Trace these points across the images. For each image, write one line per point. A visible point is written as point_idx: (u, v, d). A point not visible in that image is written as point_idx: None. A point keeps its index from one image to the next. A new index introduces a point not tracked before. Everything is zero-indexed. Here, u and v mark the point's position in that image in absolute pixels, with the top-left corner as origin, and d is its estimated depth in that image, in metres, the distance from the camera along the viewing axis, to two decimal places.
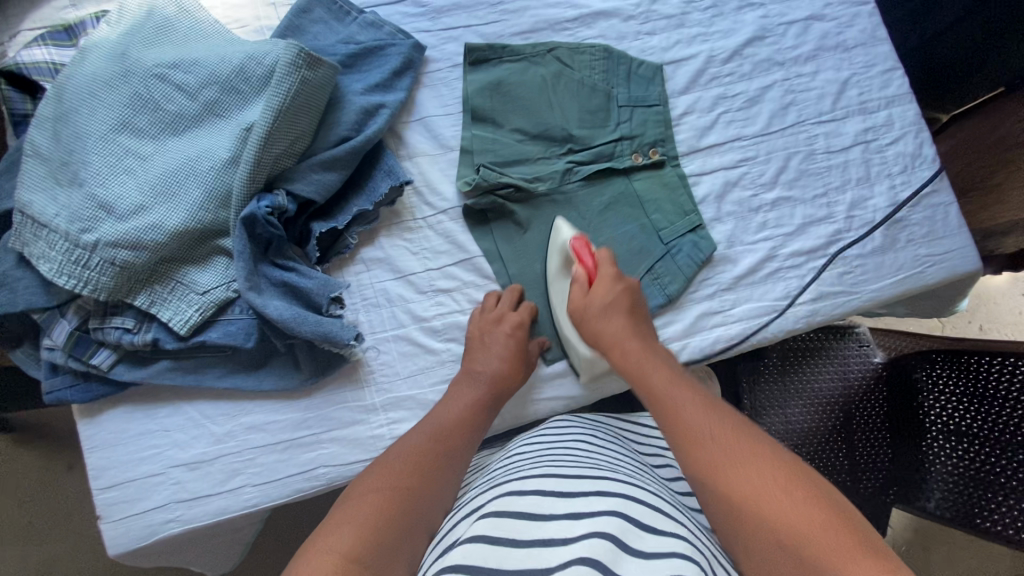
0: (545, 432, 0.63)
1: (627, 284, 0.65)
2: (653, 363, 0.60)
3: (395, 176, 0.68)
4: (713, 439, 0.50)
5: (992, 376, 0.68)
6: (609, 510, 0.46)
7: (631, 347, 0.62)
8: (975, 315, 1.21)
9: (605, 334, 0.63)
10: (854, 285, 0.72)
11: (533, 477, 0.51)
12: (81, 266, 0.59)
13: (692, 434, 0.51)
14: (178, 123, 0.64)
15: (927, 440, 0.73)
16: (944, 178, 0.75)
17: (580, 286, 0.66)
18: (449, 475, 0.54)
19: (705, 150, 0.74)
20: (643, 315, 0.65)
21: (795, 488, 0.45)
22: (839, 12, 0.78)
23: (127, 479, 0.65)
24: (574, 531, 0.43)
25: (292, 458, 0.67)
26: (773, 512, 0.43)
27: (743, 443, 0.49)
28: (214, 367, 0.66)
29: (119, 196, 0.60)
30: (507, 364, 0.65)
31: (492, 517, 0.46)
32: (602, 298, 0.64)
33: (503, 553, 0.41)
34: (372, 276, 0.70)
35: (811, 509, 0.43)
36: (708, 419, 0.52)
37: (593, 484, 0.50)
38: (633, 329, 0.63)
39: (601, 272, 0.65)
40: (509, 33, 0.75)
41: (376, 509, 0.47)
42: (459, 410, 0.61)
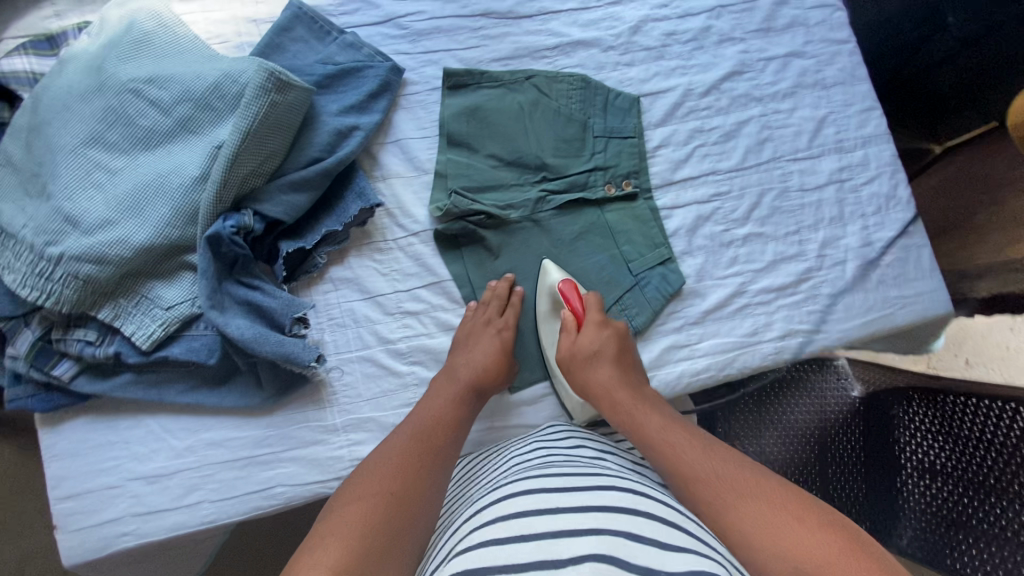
0: (541, 437, 0.63)
1: (615, 329, 0.66)
2: (645, 414, 0.60)
3: (366, 198, 0.69)
4: (722, 490, 0.50)
5: (967, 418, 0.68)
6: (607, 505, 0.47)
7: (623, 399, 0.61)
8: (962, 350, 1.19)
9: (598, 384, 0.62)
10: (822, 325, 0.72)
11: (533, 478, 0.51)
12: (44, 279, 0.59)
13: (700, 480, 0.52)
14: (150, 138, 0.64)
15: (901, 477, 0.72)
16: (918, 220, 0.75)
17: (569, 332, 0.67)
18: (436, 473, 0.55)
19: (679, 183, 0.74)
20: (632, 356, 0.66)
21: (806, 516, 0.47)
22: (819, 50, 0.78)
23: (85, 490, 0.65)
24: (580, 524, 0.43)
25: (250, 476, 0.67)
26: (793, 541, 0.45)
27: (752, 489, 0.50)
28: (177, 382, 0.66)
29: (86, 210, 0.61)
30: (498, 359, 0.66)
31: (498, 521, 0.45)
32: (590, 346, 0.64)
33: (511, 550, 0.41)
34: (339, 296, 0.70)
35: (832, 544, 0.44)
36: (715, 467, 0.53)
37: (591, 482, 0.50)
38: (622, 377, 0.63)
39: (590, 317, 0.66)
40: (488, 59, 0.76)
41: (362, 518, 0.48)
42: (450, 407, 0.62)
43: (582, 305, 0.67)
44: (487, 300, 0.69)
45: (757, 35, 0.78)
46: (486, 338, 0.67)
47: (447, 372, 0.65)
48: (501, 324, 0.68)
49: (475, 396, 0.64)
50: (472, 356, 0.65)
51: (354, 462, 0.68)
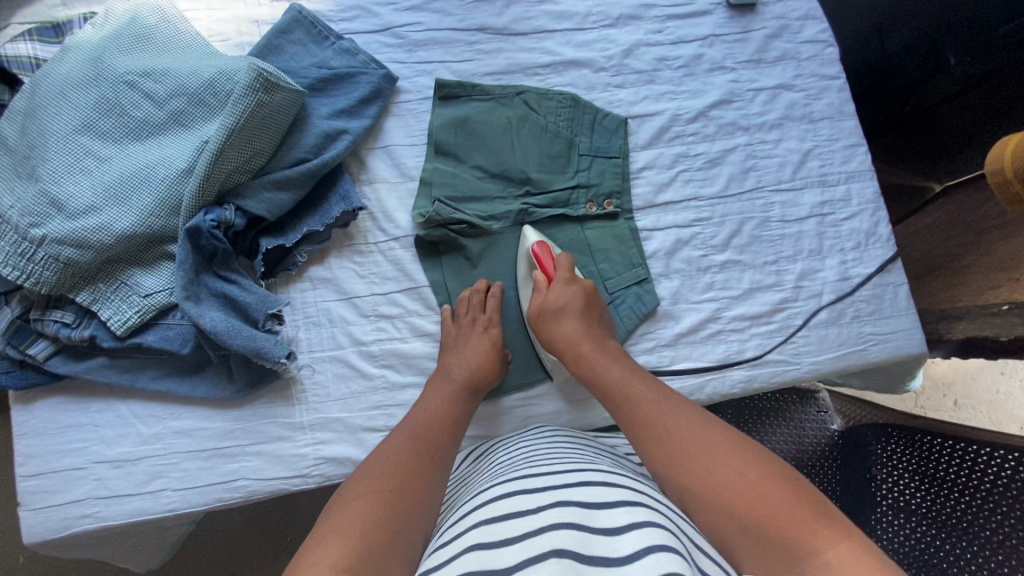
0: (526, 438, 0.63)
1: (581, 286, 0.67)
2: (606, 365, 0.62)
3: (349, 201, 0.70)
4: (675, 436, 0.51)
5: (944, 457, 0.68)
6: (595, 501, 0.46)
7: (586, 352, 0.63)
8: (951, 391, 1.18)
9: (562, 338, 0.64)
10: (794, 355, 0.72)
11: (515, 479, 0.51)
12: (26, 259, 0.61)
13: (654, 430, 0.53)
14: (141, 129, 0.66)
15: (875, 514, 0.70)
16: (897, 258, 0.75)
17: (539, 290, 0.68)
18: (437, 469, 0.54)
19: (661, 206, 0.75)
20: (600, 312, 0.67)
21: (751, 470, 0.47)
22: (808, 84, 0.79)
23: (50, 469, 0.65)
24: (561, 518, 0.43)
25: (214, 467, 0.67)
26: (736, 496, 0.45)
27: (700, 432, 0.51)
28: (150, 369, 0.67)
29: (72, 194, 0.62)
30: (491, 356, 0.66)
31: (481, 526, 0.44)
32: (556, 301, 0.65)
33: (496, 553, 0.40)
34: (316, 295, 0.71)
35: (767, 484, 0.45)
36: (670, 420, 0.53)
37: (577, 478, 0.50)
38: (587, 331, 0.65)
39: (558, 274, 0.67)
40: (481, 72, 0.77)
41: (364, 514, 0.46)
42: (445, 405, 0.62)
43: (553, 266, 0.68)
44: (465, 301, 0.70)
45: (748, 66, 0.79)
46: (479, 335, 0.67)
47: (442, 374, 0.65)
48: (488, 322, 0.69)
49: (470, 393, 0.64)
50: (461, 355, 0.66)
51: (318, 461, 0.68)
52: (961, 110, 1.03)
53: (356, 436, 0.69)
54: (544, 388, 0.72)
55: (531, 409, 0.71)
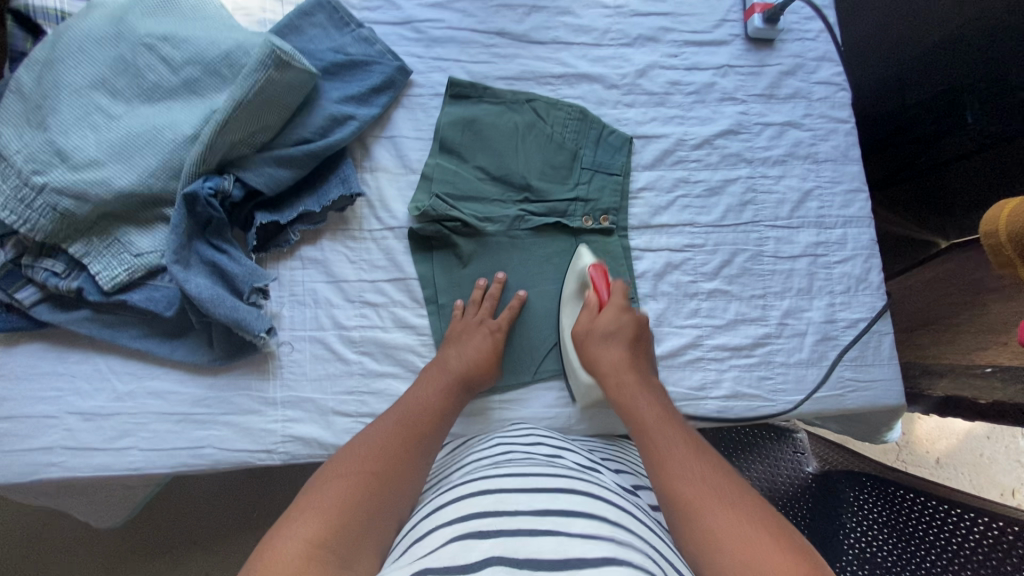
0: (505, 436, 0.63)
1: (635, 317, 0.66)
2: (647, 397, 0.60)
3: (348, 185, 0.71)
4: (698, 480, 0.49)
5: (915, 512, 0.68)
6: (574, 507, 0.45)
7: (628, 380, 0.62)
8: (934, 447, 1.17)
9: (606, 361, 0.63)
10: (772, 392, 0.72)
11: (495, 477, 0.50)
12: (24, 205, 0.62)
13: (680, 471, 0.51)
14: (154, 92, 0.67)
15: (838, 563, 0.68)
16: (886, 308, 0.75)
17: (590, 310, 0.68)
18: (420, 458, 0.54)
19: (656, 227, 0.75)
20: (645, 348, 0.66)
21: (777, 537, 0.44)
22: (817, 125, 0.79)
23: (23, 414, 0.66)
24: (537, 525, 0.42)
25: (183, 432, 0.67)
26: (752, 556, 0.42)
27: (729, 491, 0.48)
28: (132, 327, 0.68)
29: (78, 147, 0.63)
30: (490, 355, 0.67)
31: (456, 523, 0.44)
32: (607, 324, 0.65)
33: (469, 550, 0.40)
34: (304, 275, 0.72)
35: (791, 555, 0.42)
36: (699, 467, 0.51)
37: (554, 483, 0.49)
38: (632, 362, 0.64)
39: (613, 301, 0.67)
40: (495, 76, 0.78)
41: (341, 495, 0.46)
42: (436, 397, 0.62)
43: (608, 290, 0.68)
44: (478, 300, 0.71)
45: (759, 100, 0.80)
46: (482, 335, 0.68)
47: (437, 367, 0.65)
48: (494, 326, 0.69)
49: (463, 388, 0.64)
50: (460, 351, 0.66)
51: (285, 438, 0.68)
52: (970, 170, 1.03)
53: (325, 418, 0.69)
54: (522, 392, 0.72)
55: (505, 411, 0.71)
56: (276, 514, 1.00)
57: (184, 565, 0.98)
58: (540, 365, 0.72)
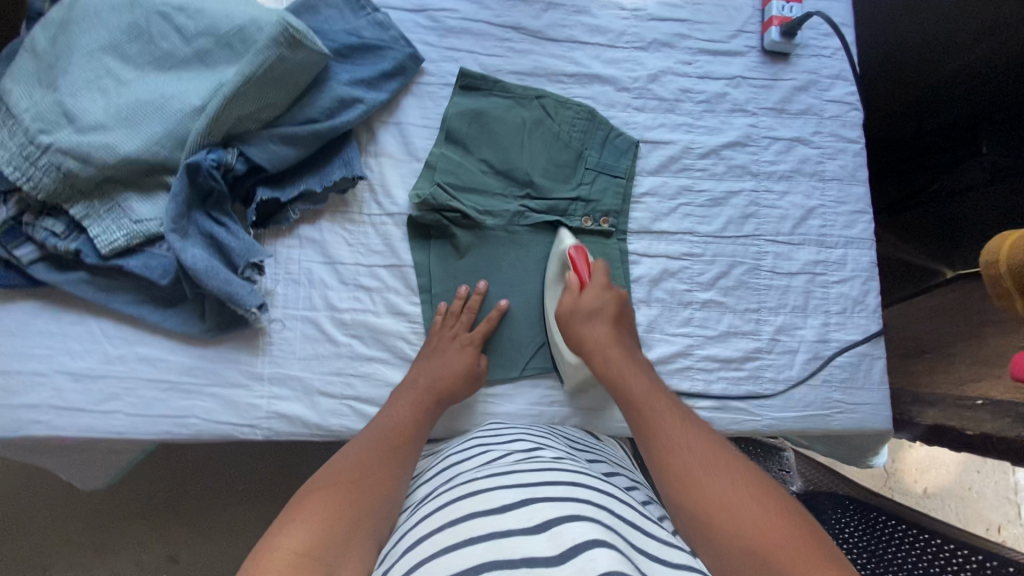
0: (482, 437, 0.63)
1: (617, 293, 0.65)
2: (632, 371, 0.60)
3: (350, 168, 0.71)
4: (688, 453, 0.50)
5: (884, 533, 0.69)
6: (560, 496, 0.45)
7: (613, 356, 0.62)
8: (922, 477, 1.16)
9: (591, 339, 0.63)
10: (758, 408, 0.71)
11: (481, 479, 0.50)
12: (29, 163, 0.62)
13: (669, 444, 0.51)
14: (165, 60, 0.67)
15: None
16: (880, 332, 0.74)
17: (571, 291, 0.67)
18: (401, 469, 0.55)
19: (655, 234, 0.75)
20: (628, 325, 0.66)
21: (767, 500, 0.45)
22: (826, 143, 0.79)
23: (13, 370, 0.66)
24: (528, 518, 0.42)
25: (169, 400, 0.68)
26: (748, 524, 0.43)
27: (717, 459, 0.49)
28: (126, 292, 0.68)
29: (85, 110, 0.63)
30: (463, 372, 0.66)
31: (446, 530, 0.44)
32: (590, 303, 0.64)
33: (461, 556, 0.39)
34: (301, 254, 0.72)
35: (782, 517, 0.44)
36: (688, 439, 0.51)
37: (540, 478, 0.49)
38: (616, 339, 0.63)
39: (594, 280, 0.66)
40: (507, 69, 0.78)
41: (327, 506, 0.46)
42: (412, 413, 0.62)
43: (589, 272, 0.67)
44: (457, 311, 0.70)
45: (770, 113, 0.79)
46: (459, 352, 0.67)
47: (411, 380, 0.65)
48: (467, 340, 0.69)
49: (442, 404, 0.65)
50: (434, 370, 0.66)
51: (269, 415, 0.69)
52: (988, 199, 1.00)
53: (311, 398, 0.69)
54: (507, 388, 0.72)
55: (488, 405, 0.71)
56: (260, 488, 1.01)
57: (166, 533, 0.99)
58: (528, 362, 0.72)
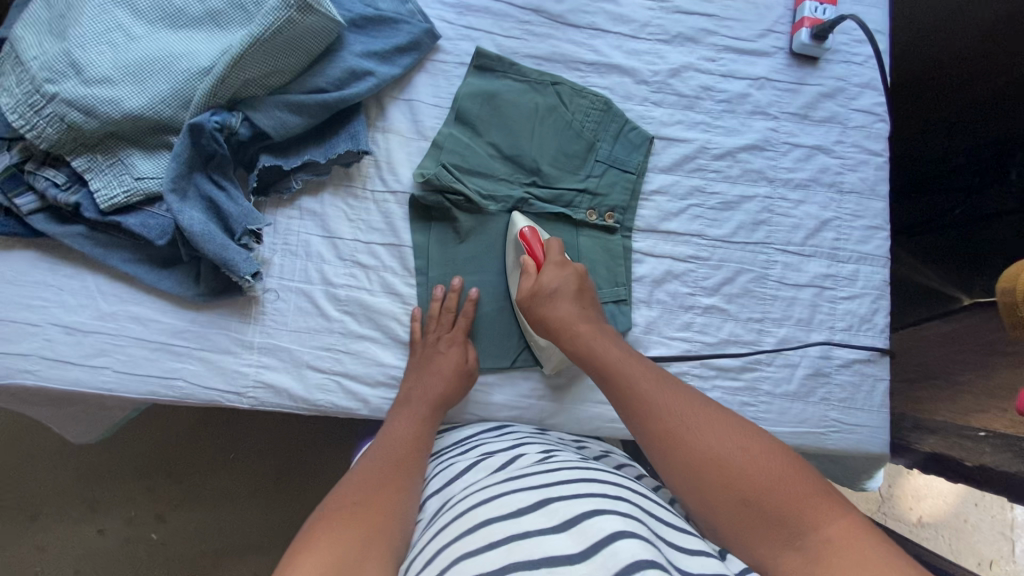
0: (488, 441, 0.62)
1: (575, 269, 0.64)
2: (603, 343, 0.59)
3: (356, 141, 0.70)
4: (668, 413, 0.50)
5: None
6: (582, 491, 0.45)
7: (582, 330, 0.60)
8: (918, 505, 1.13)
9: (557, 320, 0.61)
10: (751, 420, 0.70)
11: (494, 483, 0.49)
12: (34, 112, 0.62)
13: (647, 409, 0.51)
14: (177, 18, 0.66)
15: None
16: (886, 352, 0.72)
17: (529, 274, 0.65)
18: (411, 480, 0.54)
19: (662, 233, 0.73)
20: (592, 297, 0.65)
21: (752, 444, 0.47)
22: (847, 153, 0.76)
23: (7, 318, 0.66)
24: (545, 517, 0.41)
25: (159, 361, 0.68)
26: (740, 472, 0.45)
27: (697, 412, 0.50)
28: (123, 249, 0.68)
29: (93, 61, 0.63)
30: (454, 374, 0.65)
31: (464, 535, 0.43)
32: (550, 283, 0.63)
33: (485, 561, 0.38)
34: (301, 225, 0.71)
35: (768, 456, 0.46)
36: (667, 399, 0.51)
37: (552, 476, 0.48)
38: (584, 313, 0.62)
39: (550, 260, 0.65)
40: (524, 53, 0.76)
41: (343, 532, 0.45)
42: (413, 425, 0.61)
43: (545, 253, 0.66)
44: (437, 313, 0.69)
45: (792, 118, 0.76)
46: (446, 352, 0.66)
47: (410, 394, 0.64)
48: (458, 338, 0.68)
49: (440, 409, 0.64)
50: (431, 382, 0.64)
51: (256, 384, 0.68)
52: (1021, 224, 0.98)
53: (299, 370, 0.69)
54: (497, 378, 0.71)
55: (477, 394, 0.70)
56: (250, 457, 1.02)
57: (153, 493, 1.00)
58: (520, 353, 0.71)
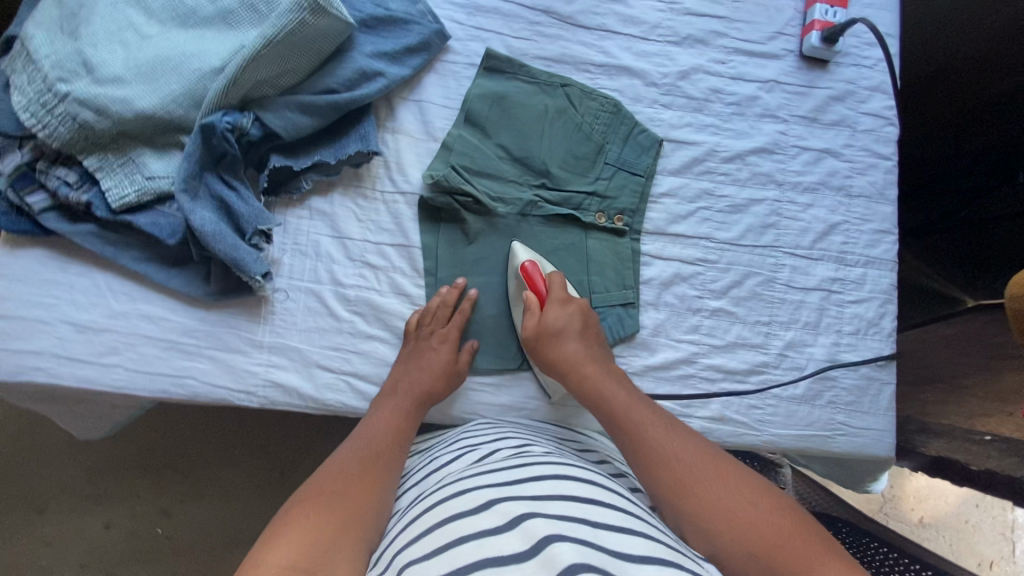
0: (471, 436, 0.62)
1: (579, 305, 0.66)
2: (612, 388, 0.61)
3: (366, 142, 0.70)
4: (678, 464, 0.52)
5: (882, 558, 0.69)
6: (548, 494, 0.44)
7: (589, 373, 0.62)
8: (919, 506, 1.13)
9: (563, 360, 0.63)
10: (758, 422, 0.70)
11: (469, 477, 0.50)
12: (46, 111, 0.62)
13: (656, 458, 0.53)
14: (188, 17, 0.66)
15: None
16: (892, 356, 0.72)
17: (532, 311, 0.66)
18: (389, 475, 0.55)
19: (670, 236, 0.73)
20: (596, 332, 0.66)
21: (761, 503, 0.48)
22: (857, 157, 0.76)
23: (18, 316, 0.67)
24: (512, 514, 0.42)
25: (169, 359, 0.68)
26: (749, 527, 0.46)
27: (707, 465, 0.52)
28: (133, 248, 0.68)
29: (105, 61, 0.63)
30: (444, 372, 0.65)
31: (432, 530, 0.43)
32: (555, 322, 0.64)
33: (451, 556, 0.39)
34: (311, 225, 0.71)
35: (777, 514, 0.47)
36: (677, 450, 0.53)
37: (526, 473, 0.48)
38: (589, 354, 0.64)
39: (553, 297, 0.66)
40: (534, 54, 0.76)
41: (315, 523, 0.46)
42: (396, 416, 0.61)
43: (546, 286, 0.67)
44: (435, 310, 0.68)
45: (802, 121, 0.76)
46: (437, 348, 0.66)
47: (397, 387, 0.65)
48: (446, 336, 0.67)
49: (426, 403, 0.64)
50: (419, 376, 0.64)
51: (266, 383, 0.69)
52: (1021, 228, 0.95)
53: (309, 370, 0.69)
54: (505, 379, 0.71)
55: (484, 395, 0.71)
56: (255, 454, 1.02)
57: (159, 488, 1.00)
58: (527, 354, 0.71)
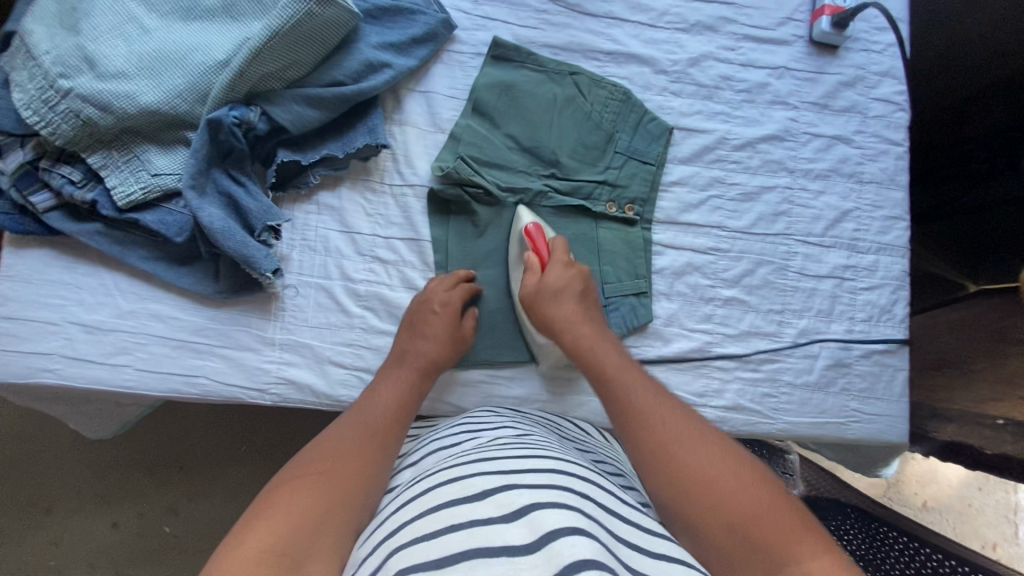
0: (470, 422, 0.61)
1: (580, 270, 0.66)
2: (605, 351, 0.60)
3: (374, 135, 0.69)
4: (662, 426, 0.51)
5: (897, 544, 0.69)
6: (545, 485, 0.44)
7: (584, 333, 0.63)
8: (922, 490, 1.14)
9: (558, 320, 0.63)
10: (772, 411, 0.70)
11: (465, 464, 0.49)
12: (48, 108, 0.60)
13: (641, 418, 0.52)
14: (191, 11, 0.65)
15: None
16: (905, 342, 0.72)
17: (532, 271, 0.66)
18: (383, 453, 0.53)
19: (682, 225, 0.73)
20: (595, 299, 0.67)
21: (742, 473, 0.47)
22: (868, 143, 0.76)
23: (26, 317, 0.66)
24: (509, 504, 0.41)
25: (179, 358, 0.68)
26: (726, 496, 0.45)
27: (690, 432, 0.50)
28: (140, 247, 0.67)
29: (107, 56, 0.61)
30: (449, 338, 0.65)
31: (425, 515, 0.43)
32: (556, 282, 0.64)
33: (444, 544, 0.38)
34: (319, 220, 0.70)
35: (757, 487, 0.46)
36: (661, 413, 0.52)
37: (524, 464, 0.47)
38: (585, 314, 0.64)
39: (555, 258, 0.66)
40: (541, 43, 0.75)
41: (303, 501, 0.45)
42: (396, 391, 0.60)
43: (548, 250, 0.67)
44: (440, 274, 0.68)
45: (812, 108, 0.76)
46: (440, 316, 0.65)
47: (399, 358, 0.64)
48: (449, 302, 0.66)
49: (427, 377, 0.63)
50: (420, 343, 0.64)
51: (279, 380, 0.68)
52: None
53: (321, 367, 0.69)
54: (517, 371, 0.71)
55: (497, 388, 0.70)
56: (262, 451, 1.02)
57: (167, 487, 1.00)
58: None
